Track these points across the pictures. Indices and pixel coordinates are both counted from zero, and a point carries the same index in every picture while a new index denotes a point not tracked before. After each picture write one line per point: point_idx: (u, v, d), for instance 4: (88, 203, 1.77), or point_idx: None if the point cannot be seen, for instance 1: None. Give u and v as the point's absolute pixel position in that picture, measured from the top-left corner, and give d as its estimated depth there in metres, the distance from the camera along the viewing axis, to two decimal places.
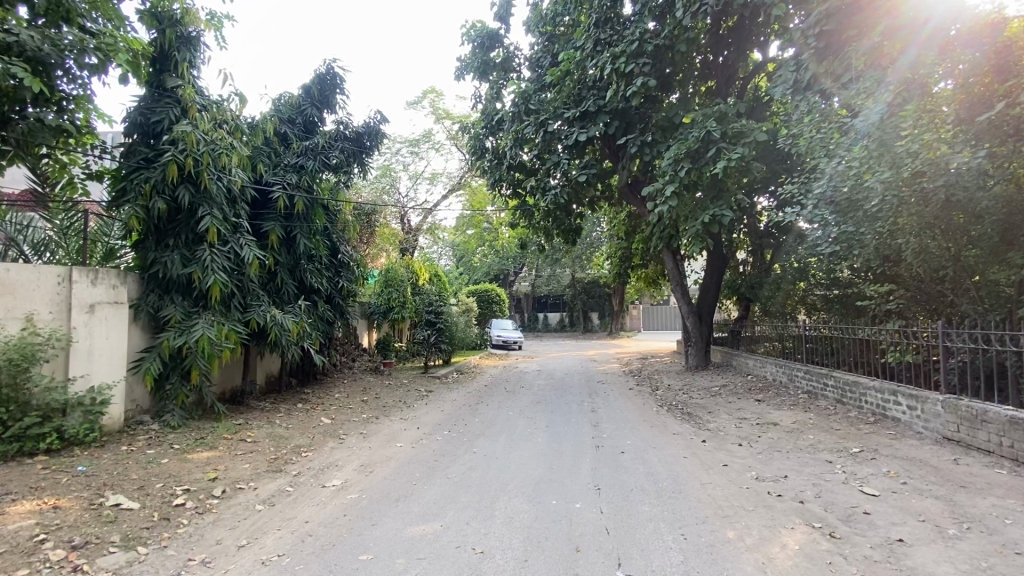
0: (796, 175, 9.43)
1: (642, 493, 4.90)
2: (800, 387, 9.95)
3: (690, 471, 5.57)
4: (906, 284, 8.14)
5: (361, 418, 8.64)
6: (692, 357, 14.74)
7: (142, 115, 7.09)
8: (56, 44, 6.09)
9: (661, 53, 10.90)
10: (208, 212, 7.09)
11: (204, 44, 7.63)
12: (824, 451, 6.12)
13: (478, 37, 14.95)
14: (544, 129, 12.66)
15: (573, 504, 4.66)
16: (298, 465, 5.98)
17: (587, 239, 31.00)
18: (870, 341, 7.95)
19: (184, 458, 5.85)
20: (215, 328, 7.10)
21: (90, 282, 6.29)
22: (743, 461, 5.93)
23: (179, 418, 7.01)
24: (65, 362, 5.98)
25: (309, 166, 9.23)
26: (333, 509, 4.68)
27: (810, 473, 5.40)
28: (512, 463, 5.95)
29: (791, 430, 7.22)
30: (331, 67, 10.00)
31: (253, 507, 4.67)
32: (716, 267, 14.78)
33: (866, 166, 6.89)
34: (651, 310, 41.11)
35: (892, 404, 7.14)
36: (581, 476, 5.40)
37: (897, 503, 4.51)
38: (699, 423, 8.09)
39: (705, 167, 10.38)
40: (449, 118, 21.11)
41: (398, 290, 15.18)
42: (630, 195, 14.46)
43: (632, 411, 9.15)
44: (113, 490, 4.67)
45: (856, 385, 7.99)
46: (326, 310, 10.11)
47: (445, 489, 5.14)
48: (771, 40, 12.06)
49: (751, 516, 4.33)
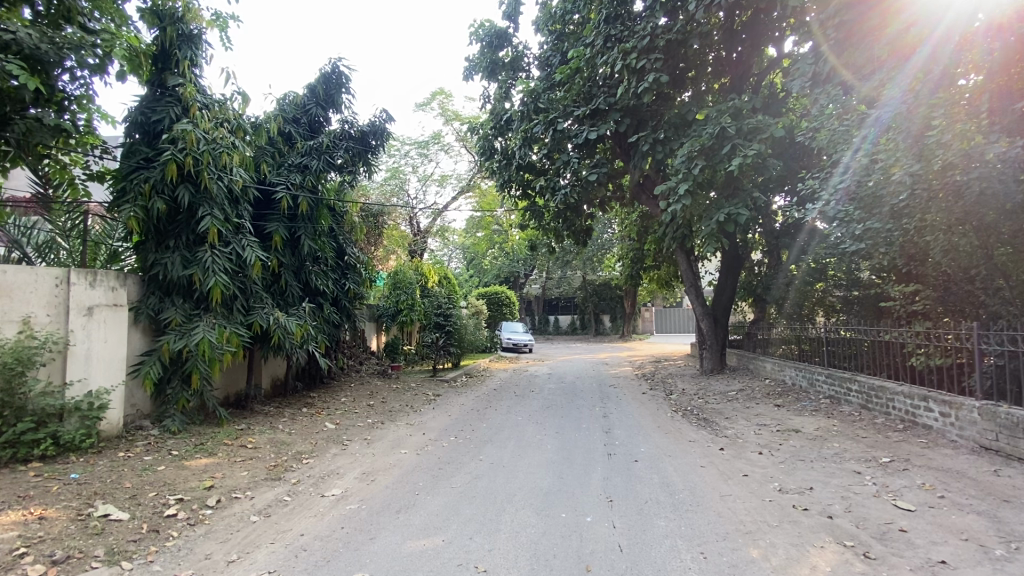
0: (817, 171, 9.04)
1: (657, 506, 4.61)
2: (821, 392, 9.54)
3: (709, 482, 5.25)
4: (934, 284, 7.73)
5: (366, 423, 8.44)
6: (706, 361, 14.33)
7: (142, 114, 6.97)
8: (56, 42, 5.97)
9: (673, 48, 10.62)
10: (208, 212, 6.95)
11: (205, 41, 7.48)
12: (852, 461, 5.76)
13: (486, 36, 14.77)
14: (554, 128, 12.39)
15: (584, 518, 4.38)
16: (298, 473, 5.77)
17: (598, 240, 30.65)
18: (896, 343, 7.55)
19: (181, 465, 5.67)
20: (216, 331, 6.93)
21: (88, 284, 6.15)
22: (765, 472, 5.59)
23: (180, 424, 6.84)
24: (62, 367, 5.83)
25: (313, 165, 9.06)
26: (330, 520, 4.45)
27: (837, 485, 5.06)
28: (520, 472, 5.68)
29: (814, 438, 6.86)
30: (335, 66, 9.85)
31: (247, 518, 4.46)
32: (732, 267, 14.37)
33: (892, 159, 6.55)
34: (663, 312, 40.57)
35: (922, 411, 6.75)
36: (592, 487, 5.11)
37: (936, 519, 4.16)
38: (715, 430, 7.75)
39: (719, 165, 10.05)
40: (459, 120, 20.92)
41: (406, 292, 15.18)
42: (642, 195, 14.13)
43: (645, 416, 8.83)
44: (103, 499, 4.50)
45: (883, 391, 7.59)
46: (332, 312, 9.92)
47: (449, 500, 4.89)
48: (787, 35, 11.72)
49: (775, 533, 4.02)
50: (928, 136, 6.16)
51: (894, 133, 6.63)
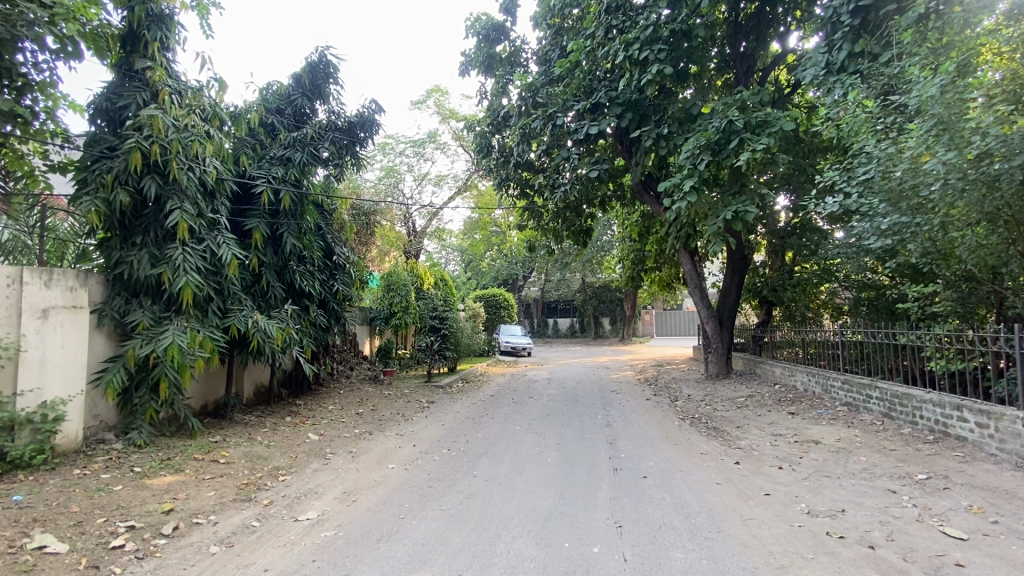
0: (833, 165, 8.48)
1: (673, 533, 4.08)
2: (837, 398, 8.94)
3: (728, 503, 4.71)
4: (950, 283, 7.22)
5: (352, 434, 7.85)
6: (711, 366, 13.79)
7: (108, 99, 6.47)
8: (7, 18, 5.33)
9: (677, 39, 10.08)
10: (177, 206, 6.43)
11: (177, 22, 6.99)
12: (884, 478, 5.23)
13: (483, 30, 14.26)
14: (553, 123, 11.77)
15: (590, 549, 3.84)
16: (271, 492, 5.22)
17: (599, 242, 29.53)
18: (918, 346, 7.03)
19: (142, 484, 5.10)
20: (187, 335, 6.37)
21: (43, 284, 5.55)
22: (788, 490, 5.06)
23: (147, 436, 6.29)
24: (12, 376, 5.26)
25: (296, 158, 8.49)
26: (300, 552, 3.90)
27: (872, 506, 4.53)
28: (518, 491, 5.15)
29: (837, 451, 6.33)
30: (323, 55, 9.31)
31: (206, 549, 3.91)
32: (737, 267, 13.60)
33: (923, 147, 5.90)
34: (664, 314, 39.92)
35: (955, 421, 6.21)
36: (598, 510, 4.59)
37: (995, 551, 3.63)
38: (728, 441, 7.21)
39: (727, 160, 9.51)
40: (455, 118, 20.37)
41: (399, 294, 14.55)
42: (643, 193, 13.61)
43: (651, 426, 8.28)
44: (42, 528, 3.97)
45: (908, 399, 7.04)
46: (318, 314, 9.37)
47: (438, 526, 4.34)
48: (792, 30, 11.57)
49: (812, 568, 3.48)
50: (964, 124, 5.53)
51: (923, 118, 5.98)
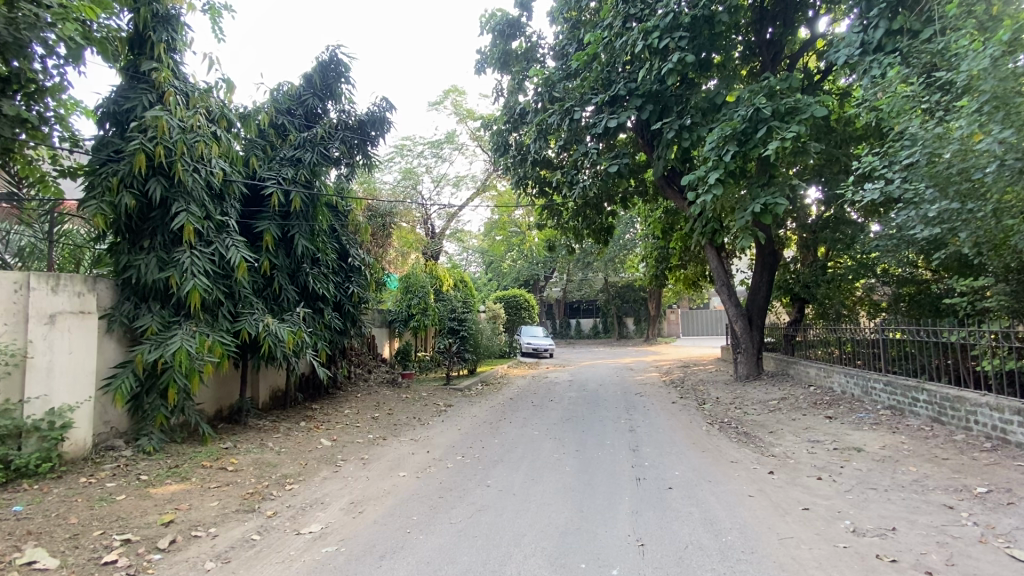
0: (872, 151, 7.87)
1: (701, 553, 3.71)
2: (878, 402, 8.32)
3: (762, 519, 4.29)
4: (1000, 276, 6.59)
5: (366, 440, 7.67)
6: (741, 366, 13.19)
7: (115, 103, 6.42)
8: (11, 22, 5.24)
9: (699, 26, 9.59)
10: (183, 208, 6.33)
11: (185, 24, 6.96)
12: (938, 492, 4.73)
13: (498, 26, 13.96)
14: (570, 118, 11.40)
15: (608, 571, 3.49)
16: (276, 503, 5.02)
17: (621, 240, 29.02)
18: (966, 344, 6.47)
19: (145, 494, 4.97)
20: (196, 340, 6.24)
21: (50, 290, 5.48)
22: (830, 505, 4.60)
23: (158, 442, 6.20)
24: (20, 383, 5.17)
25: (307, 159, 8.36)
26: (297, 570, 3.66)
27: (925, 524, 4.06)
28: (533, 503, 4.84)
29: (882, 460, 5.81)
30: (333, 54, 9.19)
31: (201, 565, 3.71)
32: (767, 264, 12.94)
33: (976, 126, 5.36)
34: (690, 314, 38.99)
35: (1016, 427, 5.62)
36: (618, 526, 4.23)
37: None
38: (760, 448, 6.74)
39: (754, 150, 8.98)
40: (472, 118, 20.20)
41: (418, 295, 14.27)
42: (666, 187, 13.12)
43: (677, 431, 7.84)
44: (36, 542, 3.83)
45: (961, 402, 6.44)
46: (333, 317, 9.21)
47: (446, 541, 4.07)
48: (822, 14, 10.98)
49: None
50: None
51: (973, 95, 5.44)
